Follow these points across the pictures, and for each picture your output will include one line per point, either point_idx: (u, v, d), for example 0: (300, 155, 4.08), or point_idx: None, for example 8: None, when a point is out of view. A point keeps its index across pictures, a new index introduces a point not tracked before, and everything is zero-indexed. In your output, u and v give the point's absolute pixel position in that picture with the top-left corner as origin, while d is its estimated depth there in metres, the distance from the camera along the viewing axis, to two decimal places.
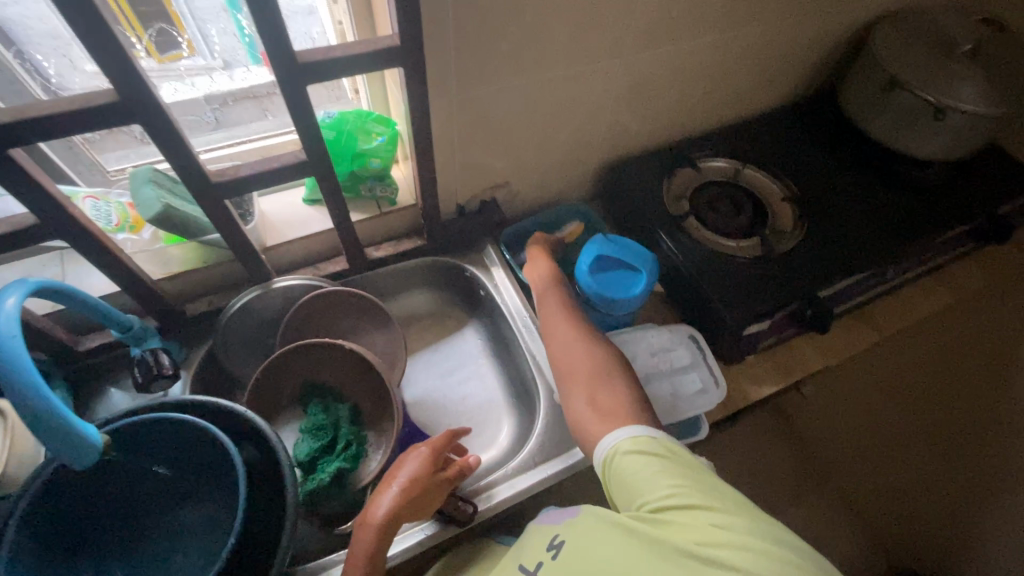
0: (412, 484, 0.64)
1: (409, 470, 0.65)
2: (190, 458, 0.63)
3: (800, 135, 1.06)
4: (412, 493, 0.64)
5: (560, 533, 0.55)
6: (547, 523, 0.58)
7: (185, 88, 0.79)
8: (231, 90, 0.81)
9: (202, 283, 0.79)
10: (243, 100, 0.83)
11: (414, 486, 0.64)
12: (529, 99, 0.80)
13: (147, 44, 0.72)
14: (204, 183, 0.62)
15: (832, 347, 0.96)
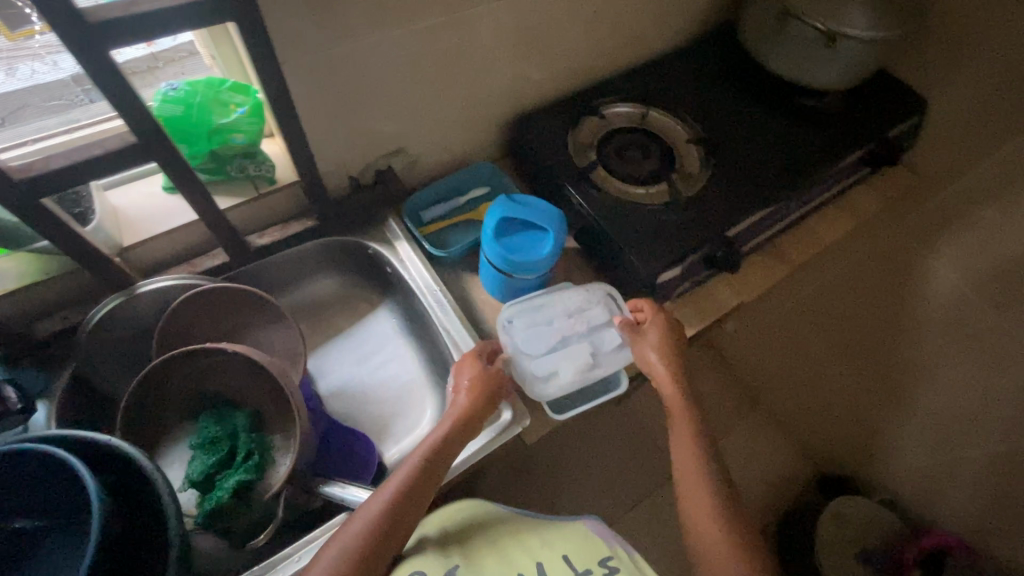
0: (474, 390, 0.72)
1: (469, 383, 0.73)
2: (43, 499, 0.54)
3: (703, 74, 1.04)
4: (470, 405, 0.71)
5: (612, 556, 0.61)
6: (595, 535, 0.64)
7: (46, 69, 0.61)
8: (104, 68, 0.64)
9: (49, 296, 0.68)
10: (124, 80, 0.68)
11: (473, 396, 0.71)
12: (406, 53, 0.72)
13: None
14: (6, 181, 0.51)
15: (746, 284, 0.98)
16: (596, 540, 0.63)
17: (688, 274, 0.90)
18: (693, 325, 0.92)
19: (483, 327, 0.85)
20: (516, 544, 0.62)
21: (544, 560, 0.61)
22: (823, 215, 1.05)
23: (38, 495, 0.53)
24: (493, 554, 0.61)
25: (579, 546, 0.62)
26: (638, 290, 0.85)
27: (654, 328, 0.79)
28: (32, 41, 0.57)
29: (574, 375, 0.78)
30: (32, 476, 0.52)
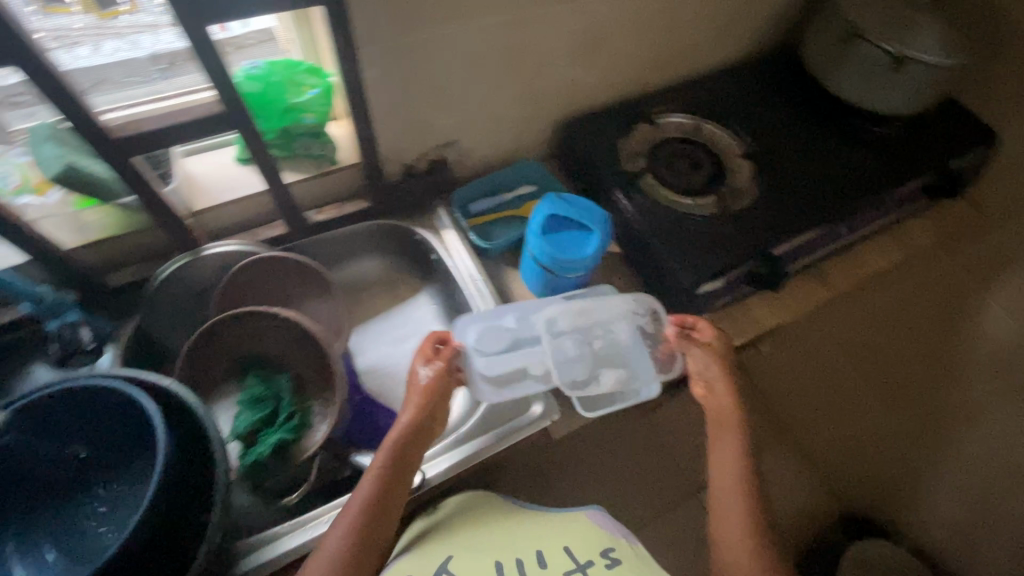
0: (427, 387, 0.71)
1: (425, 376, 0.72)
2: (110, 430, 0.59)
3: (760, 90, 1.03)
4: (429, 394, 0.71)
5: (612, 547, 0.65)
6: (595, 526, 0.69)
7: (128, 47, 0.56)
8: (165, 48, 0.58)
9: (126, 251, 0.74)
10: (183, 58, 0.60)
11: (427, 390, 0.71)
12: (472, 48, 0.75)
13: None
14: (106, 138, 0.56)
15: (787, 304, 0.96)
16: (599, 532, 0.68)
17: (729, 287, 0.89)
18: (729, 339, 0.92)
19: (519, 320, 0.86)
20: (510, 541, 0.67)
21: (544, 550, 0.66)
22: (873, 241, 1.03)
23: (108, 426, 0.58)
24: (479, 550, 0.66)
25: (583, 538, 0.67)
26: (678, 298, 0.86)
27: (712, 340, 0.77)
28: (119, 22, 0.53)
29: (613, 385, 0.79)
30: (99, 408, 0.57)
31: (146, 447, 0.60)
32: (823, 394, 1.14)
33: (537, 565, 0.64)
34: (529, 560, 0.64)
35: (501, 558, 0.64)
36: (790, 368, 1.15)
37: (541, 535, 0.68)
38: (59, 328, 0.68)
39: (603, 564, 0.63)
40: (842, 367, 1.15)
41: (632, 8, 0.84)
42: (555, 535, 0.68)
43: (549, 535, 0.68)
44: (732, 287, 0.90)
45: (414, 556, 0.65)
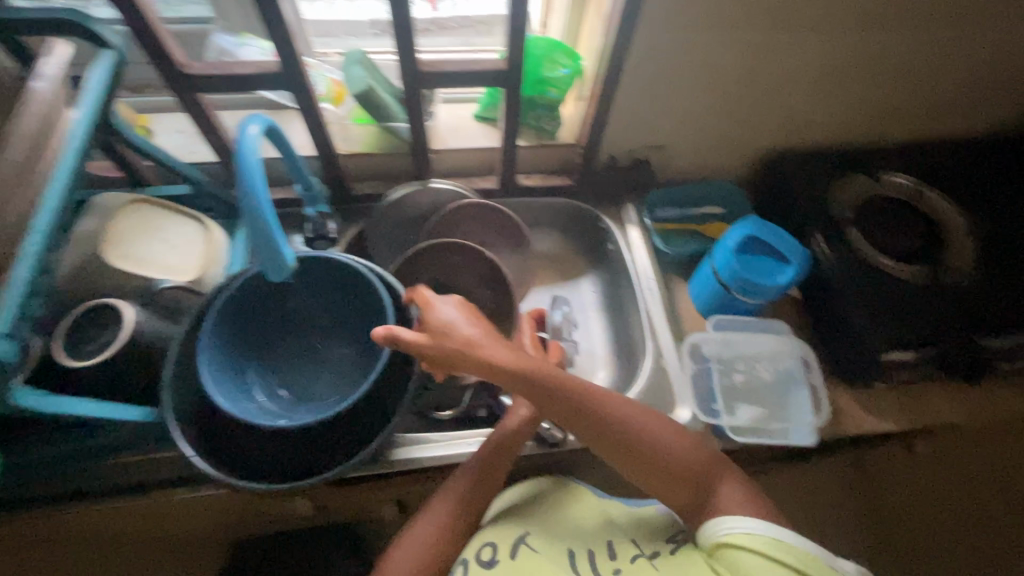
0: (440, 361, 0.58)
1: (487, 351, 0.60)
2: (343, 307, 0.68)
3: (1007, 168, 0.94)
4: (534, 390, 0.62)
5: (679, 534, 0.66)
6: (660, 516, 0.69)
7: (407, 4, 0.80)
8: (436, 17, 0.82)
9: (372, 169, 0.86)
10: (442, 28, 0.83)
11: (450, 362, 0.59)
12: (726, 59, 0.77)
13: None
14: (415, 72, 0.66)
15: (976, 405, 0.87)
16: (661, 520, 0.68)
17: (916, 367, 0.83)
18: (898, 421, 0.84)
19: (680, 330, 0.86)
20: (580, 518, 0.68)
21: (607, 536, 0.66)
22: None
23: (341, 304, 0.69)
24: (555, 536, 0.66)
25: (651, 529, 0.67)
26: (855, 358, 0.82)
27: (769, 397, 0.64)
28: None
29: (751, 421, 0.76)
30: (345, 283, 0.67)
31: (366, 331, 0.69)
32: (947, 520, 1.04)
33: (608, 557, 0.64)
34: (601, 554, 0.64)
35: (576, 547, 0.65)
36: (921, 480, 1.05)
37: (614, 523, 0.68)
38: (313, 216, 0.80)
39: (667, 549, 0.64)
40: (979, 502, 1.04)
41: (893, 53, 0.81)
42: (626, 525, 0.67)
43: (617, 514, 0.69)
44: (918, 367, 0.83)
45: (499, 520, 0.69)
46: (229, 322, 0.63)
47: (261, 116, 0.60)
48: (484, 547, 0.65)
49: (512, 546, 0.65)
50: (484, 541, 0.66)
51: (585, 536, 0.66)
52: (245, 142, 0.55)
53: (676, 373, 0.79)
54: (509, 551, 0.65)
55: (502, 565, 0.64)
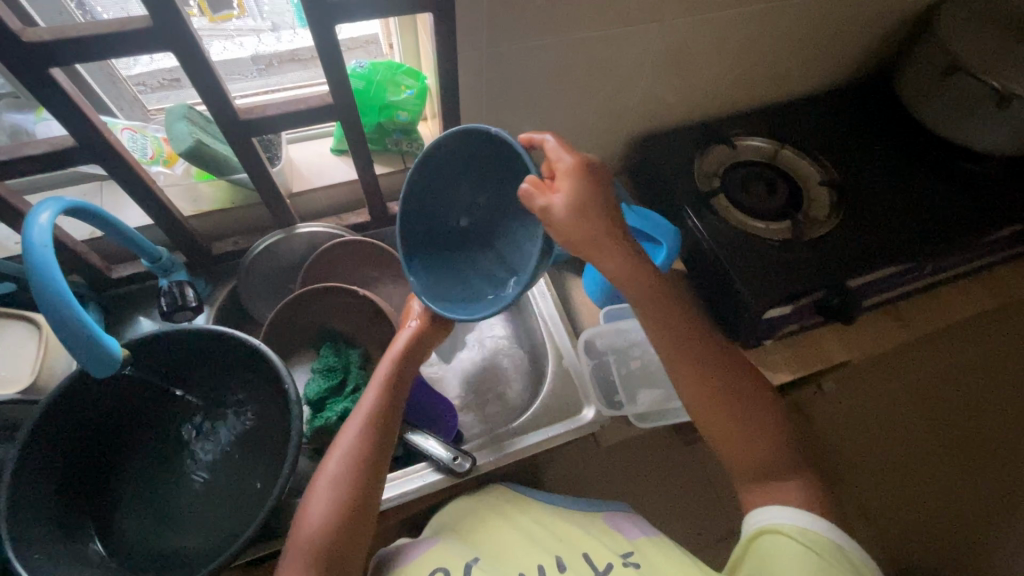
0: (574, 237, 0.56)
1: (561, 208, 0.55)
2: (222, 386, 0.67)
3: (851, 117, 1.01)
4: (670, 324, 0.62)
5: (632, 548, 0.64)
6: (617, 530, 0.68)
7: (233, 47, 0.80)
8: (277, 52, 0.83)
9: (231, 222, 0.82)
10: (289, 63, 0.85)
11: (583, 180, 0.57)
12: (560, 58, 0.78)
13: (200, 3, 0.72)
14: (234, 120, 0.63)
15: (855, 340, 0.93)
16: (619, 536, 0.66)
17: (796, 315, 0.87)
18: (789, 370, 0.89)
19: (576, 326, 0.87)
20: (524, 533, 0.67)
21: (564, 556, 0.64)
22: (961, 287, 0.99)
23: (212, 376, 0.66)
24: (505, 561, 0.64)
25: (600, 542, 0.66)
26: (742, 322, 0.85)
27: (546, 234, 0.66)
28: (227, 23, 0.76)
29: (652, 404, 0.80)
30: (211, 355, 0.64)
31: (253, 394, 0.66)
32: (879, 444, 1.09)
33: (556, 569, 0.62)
34: (549, 567, 0.62)
35: (524, 568, 0.63)
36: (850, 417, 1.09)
37: (565, 537, 0.67)
38: (168, 286, 0.74)
39: (623, 563, 0.62)
40: (901, 421, 1.10)
41: (723, 31, 0.84)
42: (577, 537, 0.66)
43: (575, 536, 0.67)
44: (799, 315, 0.87)
45: (447, 545, 0.67)
46: (49, 445, 0.57)
47: (56, 199, 0.54)
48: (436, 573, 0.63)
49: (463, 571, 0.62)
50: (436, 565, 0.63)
51: (537, 552, 0.64)
52: (36, 231, 0.49)
53: (578, 374, 0.79)
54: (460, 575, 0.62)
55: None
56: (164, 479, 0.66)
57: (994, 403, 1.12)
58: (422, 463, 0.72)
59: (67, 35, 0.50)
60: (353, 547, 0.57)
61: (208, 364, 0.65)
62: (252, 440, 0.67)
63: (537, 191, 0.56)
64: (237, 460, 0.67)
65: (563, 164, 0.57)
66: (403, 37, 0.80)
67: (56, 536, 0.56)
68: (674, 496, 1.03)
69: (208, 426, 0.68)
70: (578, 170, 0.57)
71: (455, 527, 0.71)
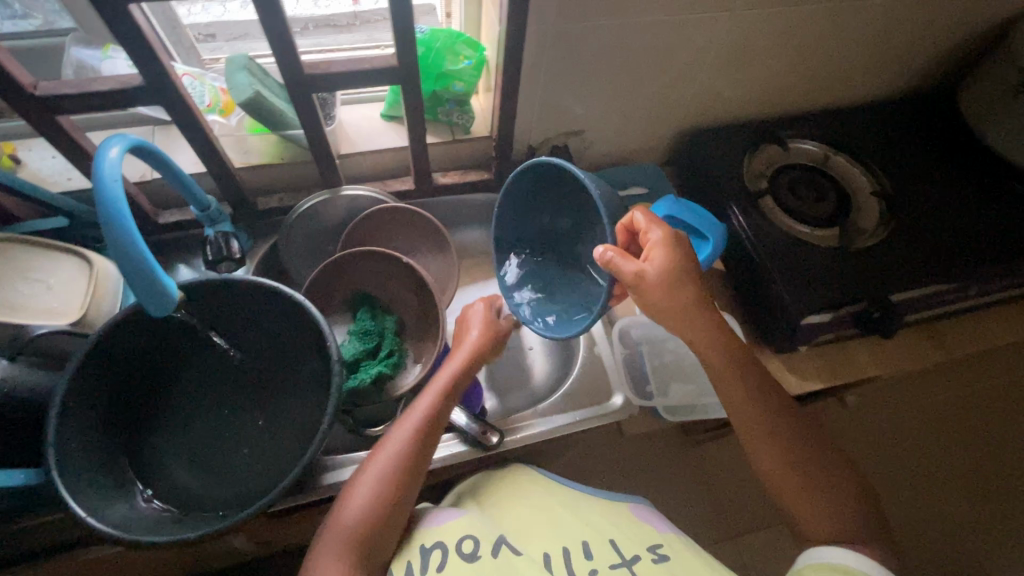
0: (664, 309, 0.62)
1: (649, 282, 0.61)
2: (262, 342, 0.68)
3: (908, 128, 0.98)
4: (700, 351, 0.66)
5: (661, 543, 0.64)
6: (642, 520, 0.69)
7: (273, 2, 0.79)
8: (314, 16, 0.81)
9: (278, 178, 0.82)
10: (323, 28, 0.84)
11: (671, 249, 0.63)
12: (624, 42, 0.77)
13: None
14: (302, 75, 0.63)
15: (891, 354, 0.91)
16: (648, 528, 0.67)
17: (834, 324, 0.86)
18: (821, 379, 0.88)
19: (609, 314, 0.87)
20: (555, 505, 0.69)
21: (589, 539, 0.64)
22: (999, 312, 0.97)
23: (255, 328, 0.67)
24: (526, 535, 0.65)
25: (622, 527, 0.67)
26: (777, 326, 0.84)
27: (659, 250, 0.62)
28: None
29: (682, 398, 0.79)
30: (259, 310, 0.66)
31: (296, 351, 0.68)
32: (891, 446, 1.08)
33: (584, 556, 0.62)
34: (575, 553, 0.63)
35: (551, 549, 0.63)
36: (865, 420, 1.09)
37: (593, 522, 0.67)
38: (214, 236, 0.74)
39: (650, 557, 0.62)
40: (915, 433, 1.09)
41: (792, 27, 0.82)
42: (603, 525, 0.67)
43: (609, 525, 0.67)
44: (836, 325, 0.86)
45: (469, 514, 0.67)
46: (99, 376, 0.59)
47: (125, 135, 0.54)
48: (465, 539, 0.63)
49: (493, 544, 0.63)
50: (462, 534, 0.63)
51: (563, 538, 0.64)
52: (107, 167, 0.50)
53: (610, 362, 0.79)
54: (490, 547, 0.62)
55: (483, 559, 0.61)
56: (206, 427, 0.66)
57: (1005, 427, 1.10)
58: (449, 434, 0.73)
59: None
60: (385, 535, 0.59)
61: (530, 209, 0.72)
62: (287, 396, 0.68)
63: (622, 261, 0.60)
64: (267, 415, 0.67)
65: (653, 235, 0.64)
66: (466, 8, 0.79)
67: (100, 476, 0.57)
68: (688, 494, 1.03)
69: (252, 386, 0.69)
70: (669, 242, 0.64)
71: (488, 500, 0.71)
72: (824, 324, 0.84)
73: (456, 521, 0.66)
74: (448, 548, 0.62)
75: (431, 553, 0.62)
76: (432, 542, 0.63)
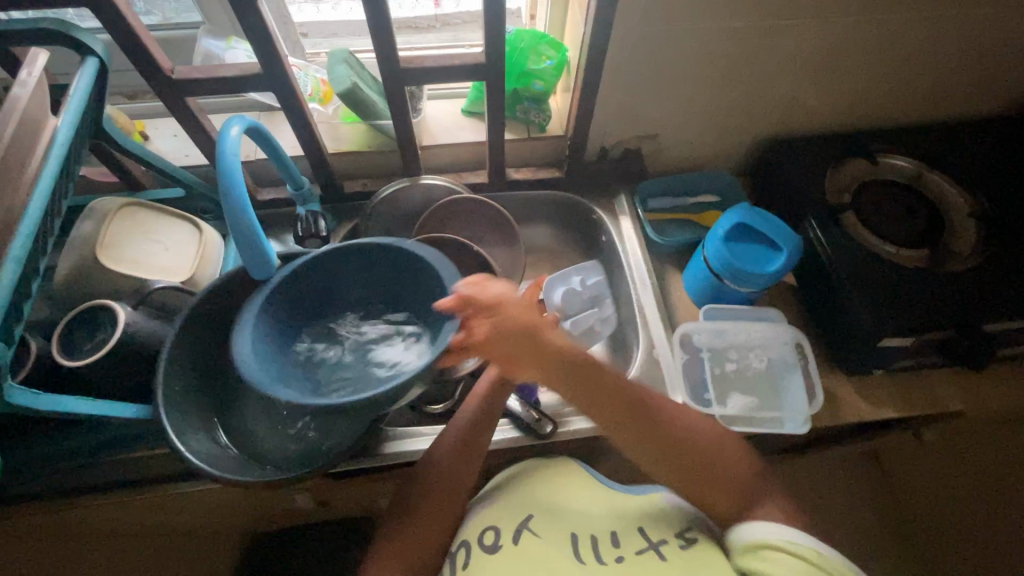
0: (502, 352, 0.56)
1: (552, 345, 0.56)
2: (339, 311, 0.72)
3: (1018, 148, 0.90)
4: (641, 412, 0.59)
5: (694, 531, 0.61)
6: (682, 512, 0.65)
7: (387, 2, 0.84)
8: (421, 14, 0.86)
9: (363, 165, 0.88)
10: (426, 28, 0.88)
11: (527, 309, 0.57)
12: (707, 46, 0.77)
13: None
14: (395, 69, 0.68)
15: (979, 390, 0.85)
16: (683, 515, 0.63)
17: (914, 351, 0.81)
18: (895, 408, 0.83)
19: (671, 319, 0.86)
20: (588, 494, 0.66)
21: (618, 530, 0.62)
22: None
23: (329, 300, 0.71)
24: (545, 515, 0.63)
25: (654, 512, 0.63)
26: (850, 346, 0.80)
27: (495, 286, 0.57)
28: None
29: (742, 410, 0.77)
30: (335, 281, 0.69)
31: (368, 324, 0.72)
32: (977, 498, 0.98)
33: (609, 542, 0.60)
34: (603, 541, 0.60)
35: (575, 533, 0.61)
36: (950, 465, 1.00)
37: (622, 511, 0.64)
38: (304, 214, 0.80)
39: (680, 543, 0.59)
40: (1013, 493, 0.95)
41: (891, 36, 0.78)
42: (634, 512, 0.64)
43: (638, 514, 0.64)
44: (917, 352, 0.81)
45: (496, 503, 0.66)
46: (201, 329, 0.66)
47: (243, 117, 0.61)
48: (487, 531, 0.63)
49: (515, 531, 0.62)
50: (484, 526, 0.63)
51: (588, 523, 0.63)
52: (228, 143, 0.56)
53: (668, 366, 0.79)
54: (511, 537, 0.61)
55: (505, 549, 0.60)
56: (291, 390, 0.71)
57: None
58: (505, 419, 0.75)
59: None
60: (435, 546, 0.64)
61: (330, 281, 0.68)
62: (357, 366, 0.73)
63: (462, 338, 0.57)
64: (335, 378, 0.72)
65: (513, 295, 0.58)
66: (553, 9, 0.82)
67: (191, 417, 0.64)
68: None
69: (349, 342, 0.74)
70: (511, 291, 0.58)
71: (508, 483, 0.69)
72: (902, 350, 0.80)
73: (479, 513, 0.66)
74: (472, 546, 0.62)
75: (457, 554, 0.62)
76: (459, 544, 0.64)
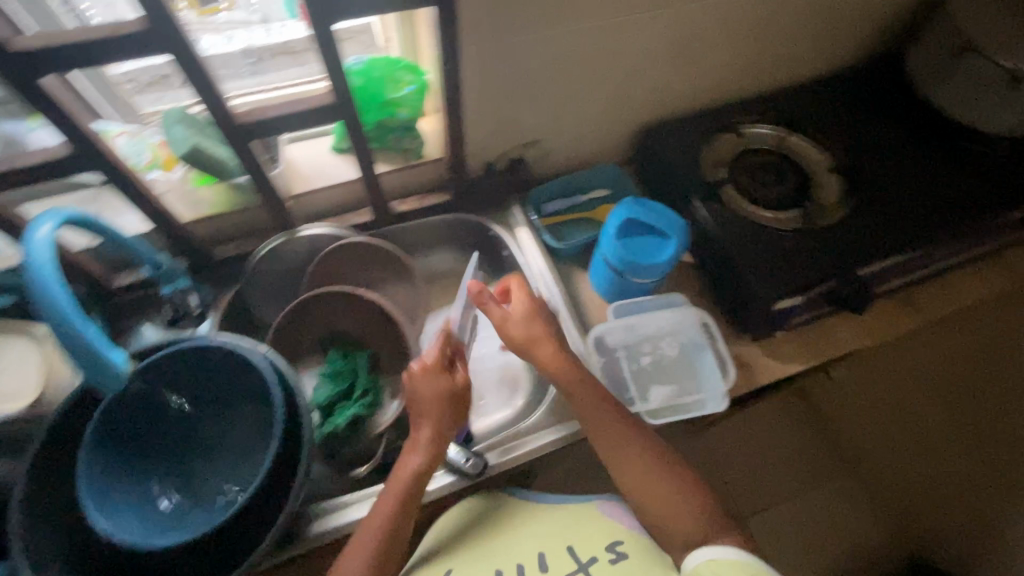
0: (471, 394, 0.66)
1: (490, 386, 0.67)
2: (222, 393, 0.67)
3: (859, 100, 0.98)
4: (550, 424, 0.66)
5: (620, 541, 0.65)
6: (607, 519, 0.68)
7: (224, 40, 0.73)
8: (269, 45, 0.75)
9: (232, 226, 0.80)
10: (280, 57, 0.78)
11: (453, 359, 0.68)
12: (562, 50, 0.77)
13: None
14: (234, 124, 0.62)
15: (868, 328, 0.91)
16: (606, 527, 0.67)
17: (807, 305, 0.86)
18: (801, 361, 0.88)
19: (584, 322, 0.86)
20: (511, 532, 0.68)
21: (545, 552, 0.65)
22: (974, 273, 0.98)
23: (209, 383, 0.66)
24: (477, 559, 0.65)
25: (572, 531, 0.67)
26: (751, 313, 0.84)
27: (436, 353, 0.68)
28: (215, 16, 0.69)
29: (663, 400, 0.79)
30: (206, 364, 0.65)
31: (256, 403, 0.67)
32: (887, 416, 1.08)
33: (538, 568, 0.63)
34: (530, 567, 0.63)
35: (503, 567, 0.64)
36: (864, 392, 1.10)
37: (542, 534, 0.67)
38: (172, 294, 0.74)
39: (609, 558, 0.63)
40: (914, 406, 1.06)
41: (729, 16, 0.82)
42: (556, 533, 0.67)
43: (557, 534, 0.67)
44: (809, 305, 0.86)
45: (435, 558, 0.67)
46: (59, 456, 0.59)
47: (56, 210, 0.53)
48: None
49: None
50: None
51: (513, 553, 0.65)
52: (36, 247, 0.48)
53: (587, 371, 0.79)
54: None
55: None
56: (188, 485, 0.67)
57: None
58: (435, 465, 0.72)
59: (62, 42, 0.49)
60: None
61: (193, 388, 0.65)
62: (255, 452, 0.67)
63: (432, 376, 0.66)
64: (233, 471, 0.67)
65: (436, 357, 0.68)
66: (403, 31, 0.78)
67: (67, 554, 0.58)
68: None
69: (235, 434, 0.68)
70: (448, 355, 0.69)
71: (441, 534, 0.70)
72: (794, 308, 0.84)
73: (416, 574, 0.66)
74: None
75: None
76: None
